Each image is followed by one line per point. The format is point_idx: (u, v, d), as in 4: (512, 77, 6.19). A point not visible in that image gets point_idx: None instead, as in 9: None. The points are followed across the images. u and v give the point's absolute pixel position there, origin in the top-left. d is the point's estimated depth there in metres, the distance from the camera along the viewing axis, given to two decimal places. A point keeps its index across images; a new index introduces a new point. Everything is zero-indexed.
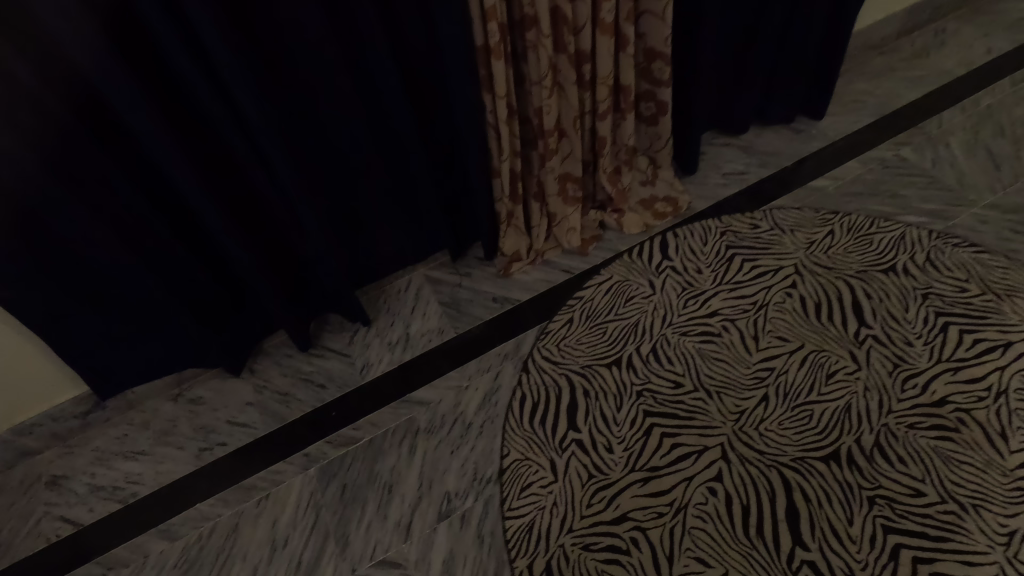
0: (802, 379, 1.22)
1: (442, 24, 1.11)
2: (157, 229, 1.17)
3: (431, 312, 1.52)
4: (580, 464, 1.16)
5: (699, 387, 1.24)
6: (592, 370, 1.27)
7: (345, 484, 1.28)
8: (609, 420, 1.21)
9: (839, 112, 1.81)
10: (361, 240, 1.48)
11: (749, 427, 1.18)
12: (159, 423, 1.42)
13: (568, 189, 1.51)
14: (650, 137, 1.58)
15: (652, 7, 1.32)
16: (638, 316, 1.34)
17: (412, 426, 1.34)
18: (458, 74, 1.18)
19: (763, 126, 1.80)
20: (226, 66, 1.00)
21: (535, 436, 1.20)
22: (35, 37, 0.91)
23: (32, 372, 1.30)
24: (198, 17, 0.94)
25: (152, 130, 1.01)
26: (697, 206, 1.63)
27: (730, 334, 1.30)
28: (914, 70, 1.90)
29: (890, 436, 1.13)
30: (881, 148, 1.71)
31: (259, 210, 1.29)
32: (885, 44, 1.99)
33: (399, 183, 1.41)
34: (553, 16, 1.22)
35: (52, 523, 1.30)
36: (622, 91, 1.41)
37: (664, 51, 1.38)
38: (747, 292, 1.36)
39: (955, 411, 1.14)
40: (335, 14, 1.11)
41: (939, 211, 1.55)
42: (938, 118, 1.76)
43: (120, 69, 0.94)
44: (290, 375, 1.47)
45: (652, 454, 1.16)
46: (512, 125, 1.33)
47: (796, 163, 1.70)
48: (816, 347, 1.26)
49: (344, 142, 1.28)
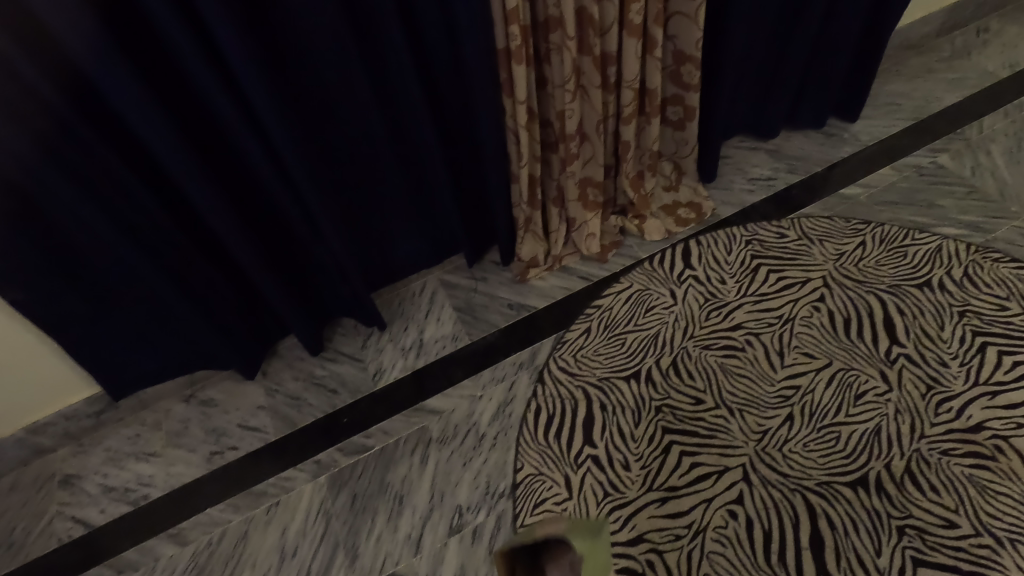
0: (829, 400, 1.16)
1: (464, 25, 1.07)
2: (166, 231, 1.13)
3: (445, 317, 1.49)
4: (595, 481, 1.10)
5: (721, 405, 1.18)
6: (609, 383, 1.21)
7: (355, 494, 1.26)
8: (626, 436, 1.15)
9: (873, 115, 1.74)
10: (375, 242, 1.45)
11: (772, 449, 1.12)
12: (171, 424, 1.42)
13: (588, 194, 1.46)
14: (676, 142, 1.53)
15: (683, 8, 1.26)
16: (657, 327, 1.27)
17: (424, 435, 1.32)
18: (478, 75, 1.13)
19: (792, 129, 1.73)
20: (236, 64, 0.96)
21: (549, 450, 1.14)
22: (37, 32, 0.88)
23: (46, 373, 1.29)
24: (209, 15, 0.90)
25: (159, 130, 0.98)
26: (721, 212, 1.58)
27: (753, 349, 1.24)
28: (955, 72, 1.81)
29: (922, 462, 1.08)
30: (917, 154, 1.64)
31: (271, 212, 1.26)
32: (924, 42, 1.90)
33: (414, 185, 1.38)
34: (579, 17, 1.17)
35: (64, 523, 1.31)
36: (648, 95, 1.36)
37: (694, 55, 1.33)
38: (773, 305, 1.30)
39: (993, 437, 1.09)
40: (353, 14, 1.07)
41: (978, 223, 1.48)
42: (978, 123, 1.68)
43: (126, 68, 0.90)
44: (302, 379, 1.45)
45: (670, 473, 1.11)
46: (532, 129, 1.29)
47: (826, 168, 1.64)
48: (845, 365, 1.20)
49: (360, 145, 1.25)
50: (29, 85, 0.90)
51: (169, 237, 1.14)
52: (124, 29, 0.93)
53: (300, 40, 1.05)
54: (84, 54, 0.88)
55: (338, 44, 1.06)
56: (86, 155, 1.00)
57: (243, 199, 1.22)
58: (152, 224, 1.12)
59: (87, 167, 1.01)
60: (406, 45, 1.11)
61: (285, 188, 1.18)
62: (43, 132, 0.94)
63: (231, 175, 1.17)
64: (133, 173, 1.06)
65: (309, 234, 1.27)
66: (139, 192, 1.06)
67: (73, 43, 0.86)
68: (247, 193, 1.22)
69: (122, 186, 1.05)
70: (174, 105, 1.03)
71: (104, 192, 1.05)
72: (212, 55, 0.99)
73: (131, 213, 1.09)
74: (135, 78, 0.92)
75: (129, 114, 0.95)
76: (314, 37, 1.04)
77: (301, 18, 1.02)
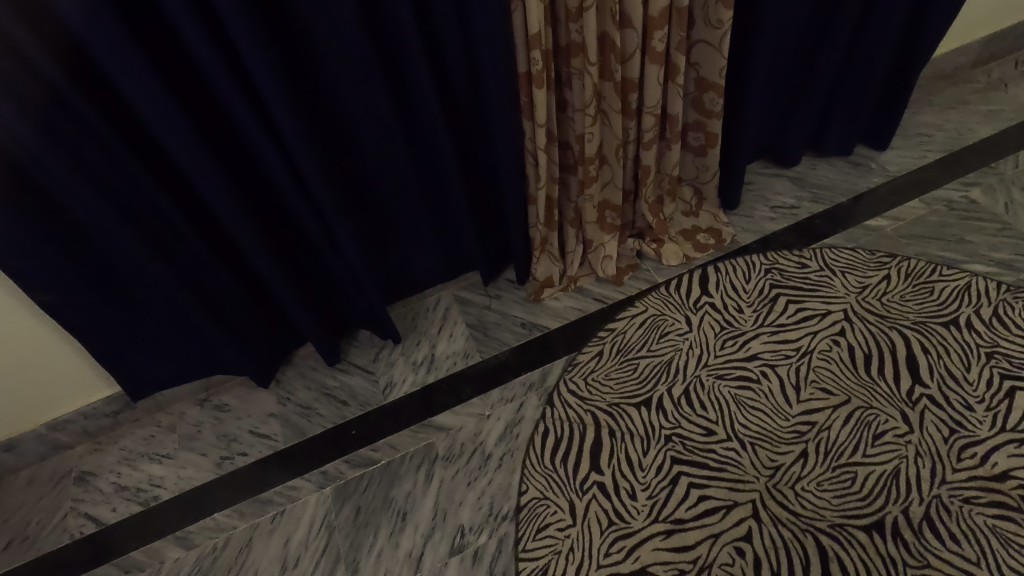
0: (845, 438, 1.12)
1: (485, 49, 1.09)
2: (188, 240, 1.16)
3: (458, 334, 1.50)
4: (600, 509, 1.09)
5: (733, 437, 1.15)
6: (619, 410, 1.20)
7: (359, 508, 1.27)
8: (634, 464, 1.13)
9: (903, 145, 1.70)
10: (392, 256, 1.47)
11: (784, 486, 1.09)
12: (184, 427, 1.44)
13: (605, 217, 1.46)
14: (697, 168, 1.52)
15: (706, 37, 1.26)
16: (671, 354, 1.26)
17: (430, 452, 1.32)
18: (499, 97, 1.15)
19: (817, 157, 1.70)
20: (261, 81, 0.99)
21: (555, 474, 1.14)
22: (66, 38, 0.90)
23: (67, 372, 1.33)
24: (234, 29, 0.93)
25: (185, 143, 1.01)
26: (741, 239, 1.56)
27: (769, 381, 1.21)
28: (990, 104, 1.77)
29: (942, 510, 1.03)
30: (947, 187, 1.59)
31: (289, 224, 1.28)
32: (959, 73, 1.86)
33: (432, 202, 1.40)
34: (601, 43, 1.18)
35: (77, 519, 1.33)
36: (669, 120, 1.36)
37: (718, 83, 1.32)
38: (790, 336, 1.26)
39: (1018, 488, 1.04)
40: (378, 37, 1.10)
41: (1010, 261, 1.43)
42: (1014, 157, 1.63)
43: (149, 76, 0.93)
44: (313, 389, 1.47)
45: (677, 505, 1.08)
46: (551, 151, 1.30)
47: (852, 199, 1.60)
48: (865, 403, 1.16)
49: (380, 162, 1.26)
50: (63, 97, 0.94)
51: (190, 245, 1.17)
52: (151, 38, 0.96)
53: (321, 58, 1.07)
54: (114, 67, 0.91)
55: (361, 64, 1.08)
56: (110, 161, 1.03)
57: (263, 210, 1.24)
58: (171, 228, 1.14)
59: (109, 171, 1.03)
60: (427, 65, 1.13)
61: (303, 199, 1.20)
62: (68, 135, 0.97)
63: (253, 187, 1.20)
64: (159, 182, 1.09)
65: (328, 247, 1.29)
66: (164, 203, 1.10)
67: (100, 51, 0.89)
68: (269, 205, 1.24)
69: (144, 190, 1.07)
70: (196, 113, 1.06)
71: (131, 200, 1.08)
72: (237, 69, 1.01)
73: (156, 222, 1.12)
74: (160, 87, 0.95)
75: (159, 129, 0.99)
76: (339, 57, 1.07)
77: (329, 38, 1.04)
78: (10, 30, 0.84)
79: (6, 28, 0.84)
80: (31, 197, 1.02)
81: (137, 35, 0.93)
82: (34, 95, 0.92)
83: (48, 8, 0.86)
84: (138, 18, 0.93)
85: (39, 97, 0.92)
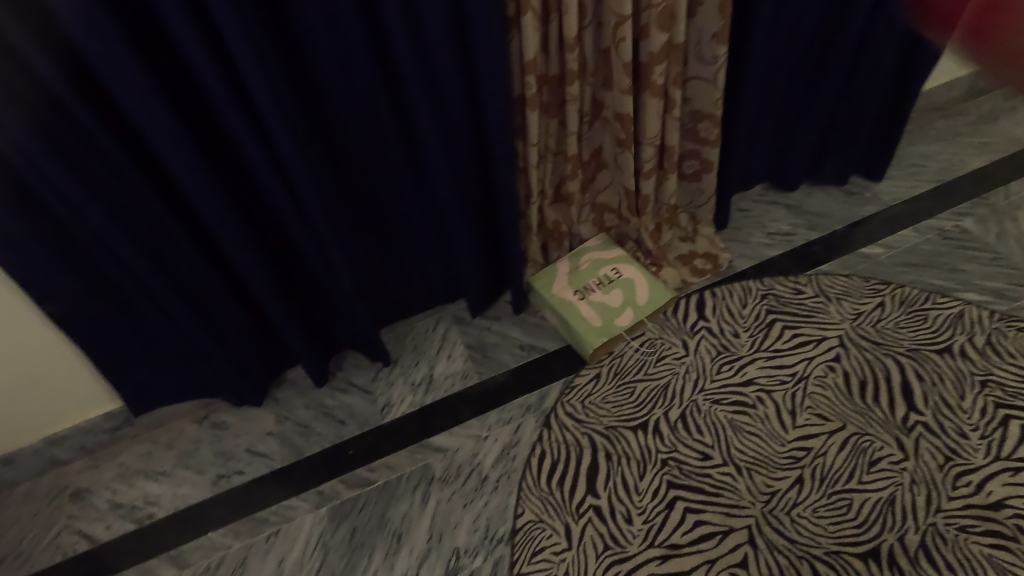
0: (842, 465, 1.08)
1: (486, 82, 1.12)
2: (195, 262, 1.18)
3: (456, 355, 1.51)
4: (596, 532, 1.06)
5: (729, 462, 1.11)
6: (615, 432, 1.16)
7: (355, 528, 1.27)
8: (630, 487, 1.10)
9: (897, 175, 1.74)
10: (390, 277, 1.49)
11: (779, 512, 1.06)
12: (182, 444, 1.45)
13: (604, 220, 1.58)
14: (692, 194, 1.56)
15: (702, 73, 1.31)
16: (668, 377, 1.21)
17: (427, 473, 1.32)
18: (499, 126, 1.18)
19: (814, 184, 1.74)
20: (266, 112, 1.01)
21: (551, 497, 1.10)
22: (73, 54, 0.91)
23: (73, 387, 1.34)
24: (237, 56, 0.94)
25: (193, 171, 1.03)
26: (738, 265, 1.60)
27: (765, 406, 1.17)
28: (981, 136, 1.81)
29: (939, 538, 1.00)
30: (940, 217, 1.63)
31: (288, 248, 1.31)
32: (952, 105, 1.90)
33: (433, 227, 1.42)
34: (601, 58, 1.26)
35: (71, 536, 1.33)
36: (667, 151, 1.41)
37: (713, 113, 1.37)
38: (786, 361, 1.22)
39: (1013, 517, 1.01)
40: (384, 66, 1.14)
41: (1002, 290, 1.47)
42: (1005, 189, 1.67)
43: (156, 100, 0.94)
44: (312, 408, 1.47)
45: (672, 530, 1.06)
46: (544, 161, 1.36)
47: (847, 227, 1.64)
48: (859, 430, 1.12)
49: (378, 186, 1.29)
50: (80, 125, 0.96)
51: (194, 268, 1.19)
52: (156, 56, 0.97)
53: (326, 89, 1.11)
54: (128, 100, 0.93)
55: (366, 92, 1.13)
56: (121, 186, 1.04)
57: (264, 233, 1.27)
58: (172, 245, 1.14)
59: (109, 186, 1.03)
60: (426, 97, 1.15)
61: (301, 223, 1.21)
62: (76, 154, 0.98)
63: (254, 211, 1.22)
64: (166, 206, 1.11)
65: (324, 271, 1.31)
66: (172, 228, 1.11)
67: (116, 82, 0.91)
68: (269, 229, 1.27)
69: (147, 207, 1.08)
70: (195, 132, 1.07)
71: (138, 224, 1.09)
72: (238, 93, 1.02)
73: (162, 246, 1.14)
74: (164, 110, 0.96)
75: (168, 156, 1.00)
76: (344, 87, 1.11)
77: (337, 69, 1.08)
78: (19, 42, 0.84)
79: (13, 40, 0.84)
80: (31, 208, 1.02)
81: (142, 55, 0.94)
82: (39, 108, 0.92)
83: (57, 23, 0.87)
84: (143, 37, 0.94)
85: (43, 109, 0.92)
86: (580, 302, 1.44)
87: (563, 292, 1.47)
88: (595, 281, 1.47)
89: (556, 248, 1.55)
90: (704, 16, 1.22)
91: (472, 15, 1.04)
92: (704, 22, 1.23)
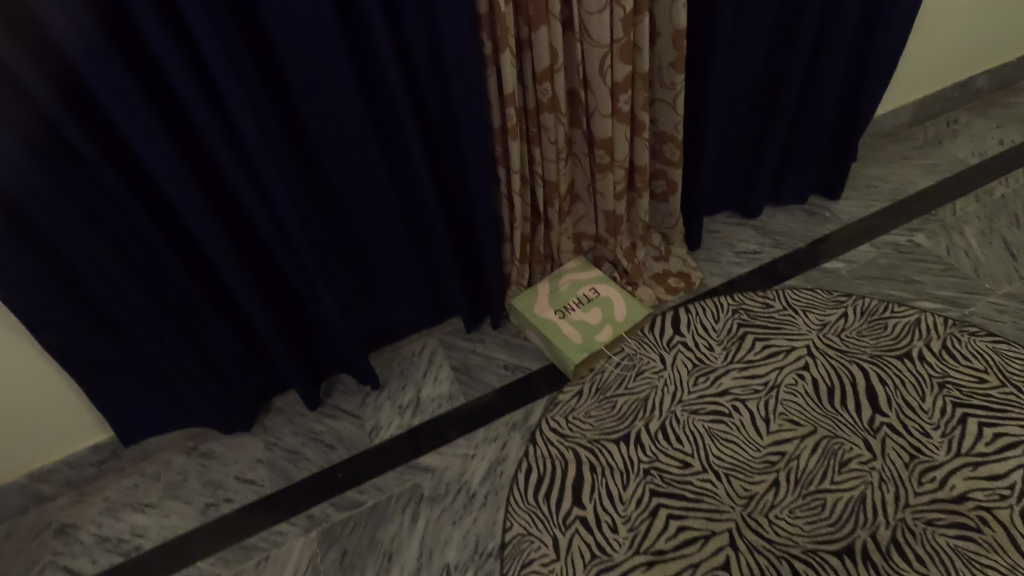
0: (814, 466, 0.98)
1: (462, 110, 1.20)
2: (186, 289, 1.22)
3: (443, 377, 1.55)
4: (582, 543, 0.95)
5: (708, 469, 1.00)
6: (600, 446, 1.05)
7: (345, 551, 1.28)
8: (615, 497, 0.99)
9: (853, 196, 1.86)
10: (378, 304, 1.53)
11: (758, 513, 0.95)
12: (169, 475, 1.45)
13: (582, 246, 1.66)
14: (663, 215, 1.66)
15: (664, 96, 1.41)
16: (647, 391, 1.11)
17: (416, 493, 1.34)
18: (475, 149, 1.25)
19: (777, 207, 1.85)
20: (255, 144, 1.08)
21: (537, 509, 0.99)
22: (77, 90, 0.97)
23: (66, 421, 1.35)
24: (227, 92, 1.01)
25: (187, 199, 1.08)
26: (709, 283, 1.68)
27: (742, 414, 1.05)
28: (928, 158, 1.95)
29: (907, 533, 0.91)
30: (894, 233, 1.74)
31: (278, 275, 1.35)
32: (899, 131, 2.05)
33: (417, 252, 1.47)
34: (570, 97, 1.38)
35: (55, 572, 1.32)
36: (637, 171, 1.51)
37: (675, 135, 1.47)
38: (759, 370, 1.11)
39: (976, 509, 0.92)
40: (372, 103, 1.21)
41: (955, 298, 1.57)
42: (951, 206, 1.80)
43: (155, 134, 1.00)
44: (300, 434, 1.49)
45: (656, 536, 0.95)
46: (525, 190, 1.43)
47: (809, 245, 1.74)
48: (831, 432, 1.01)
49: (362, 217, 1.34)
50: (81, 159, 1.01)
51: (186, 295, 1.23)
52: (154, 92, 1.02)
53: (313, 127, 1.16)
54: (130, 132, 0.99)
55: (355, 126, 1.18)
56: (118, 216, 1.09)
57: (255, 261, 1.31)
58: (165, 272, 1.18)
59: (108, 216, 1.08)
60: (409, 129, 1.22)
61: (289, 251, 1.26)
62: (75, 186, 1.02)
63: (246, 240, 1.27)
64: (162, 235, 1.15)
65: (311, 297, 1.35)
66: (166, 256, 1.16)
67: (118, 116, 0.97)
68: (261, 257, 1.31)
69: (141, 234, 1.12)
70: (190, 162, 1.12)
71: (133, 253, 1.13)
72: (228, 126, 1.08)
73: (155, 273, 1.17)
74: (163, 143, 1.02)
75: (166, 185, 1.06)
76: (330, 121, 1.16)
77: (324, 109, 1.14)
78: (26, 81, 0.90)
79: (21, 78, 0.90)
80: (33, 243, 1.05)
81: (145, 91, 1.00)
82: (42, 142, 0.97)
83: (64, 62, 0.93)
84: (142, 74, 1.00)
85: (45, 140, 0.97)
86: (559, 324, 1.49)
87: (544, 313, 1.52)
88: (575, 300, 1.53)
89: (540, 273, 1.63)
90: (662, 45, 1.34)
91: (448, 50, 1.13)
92: (661, 52, 1.34)
